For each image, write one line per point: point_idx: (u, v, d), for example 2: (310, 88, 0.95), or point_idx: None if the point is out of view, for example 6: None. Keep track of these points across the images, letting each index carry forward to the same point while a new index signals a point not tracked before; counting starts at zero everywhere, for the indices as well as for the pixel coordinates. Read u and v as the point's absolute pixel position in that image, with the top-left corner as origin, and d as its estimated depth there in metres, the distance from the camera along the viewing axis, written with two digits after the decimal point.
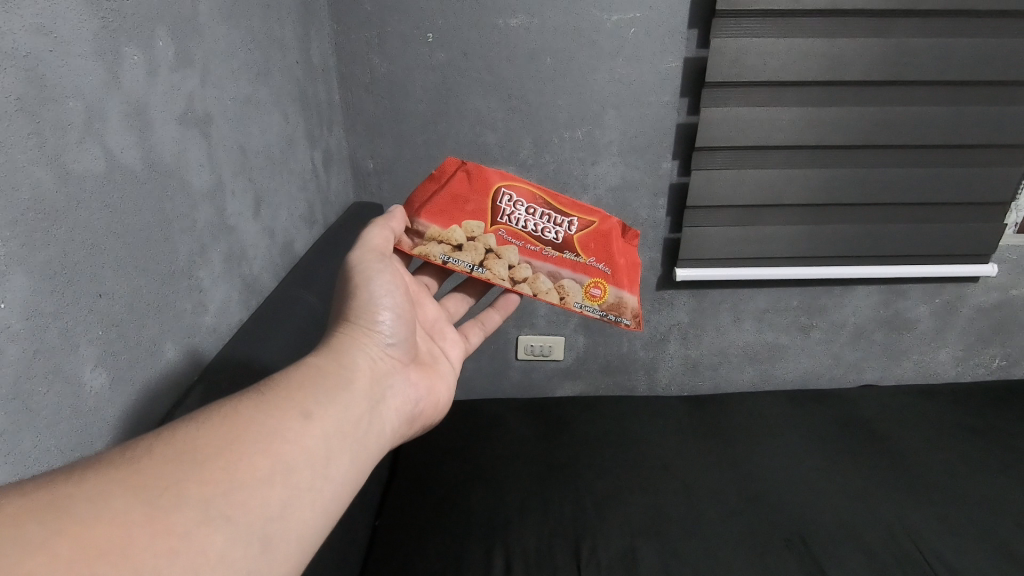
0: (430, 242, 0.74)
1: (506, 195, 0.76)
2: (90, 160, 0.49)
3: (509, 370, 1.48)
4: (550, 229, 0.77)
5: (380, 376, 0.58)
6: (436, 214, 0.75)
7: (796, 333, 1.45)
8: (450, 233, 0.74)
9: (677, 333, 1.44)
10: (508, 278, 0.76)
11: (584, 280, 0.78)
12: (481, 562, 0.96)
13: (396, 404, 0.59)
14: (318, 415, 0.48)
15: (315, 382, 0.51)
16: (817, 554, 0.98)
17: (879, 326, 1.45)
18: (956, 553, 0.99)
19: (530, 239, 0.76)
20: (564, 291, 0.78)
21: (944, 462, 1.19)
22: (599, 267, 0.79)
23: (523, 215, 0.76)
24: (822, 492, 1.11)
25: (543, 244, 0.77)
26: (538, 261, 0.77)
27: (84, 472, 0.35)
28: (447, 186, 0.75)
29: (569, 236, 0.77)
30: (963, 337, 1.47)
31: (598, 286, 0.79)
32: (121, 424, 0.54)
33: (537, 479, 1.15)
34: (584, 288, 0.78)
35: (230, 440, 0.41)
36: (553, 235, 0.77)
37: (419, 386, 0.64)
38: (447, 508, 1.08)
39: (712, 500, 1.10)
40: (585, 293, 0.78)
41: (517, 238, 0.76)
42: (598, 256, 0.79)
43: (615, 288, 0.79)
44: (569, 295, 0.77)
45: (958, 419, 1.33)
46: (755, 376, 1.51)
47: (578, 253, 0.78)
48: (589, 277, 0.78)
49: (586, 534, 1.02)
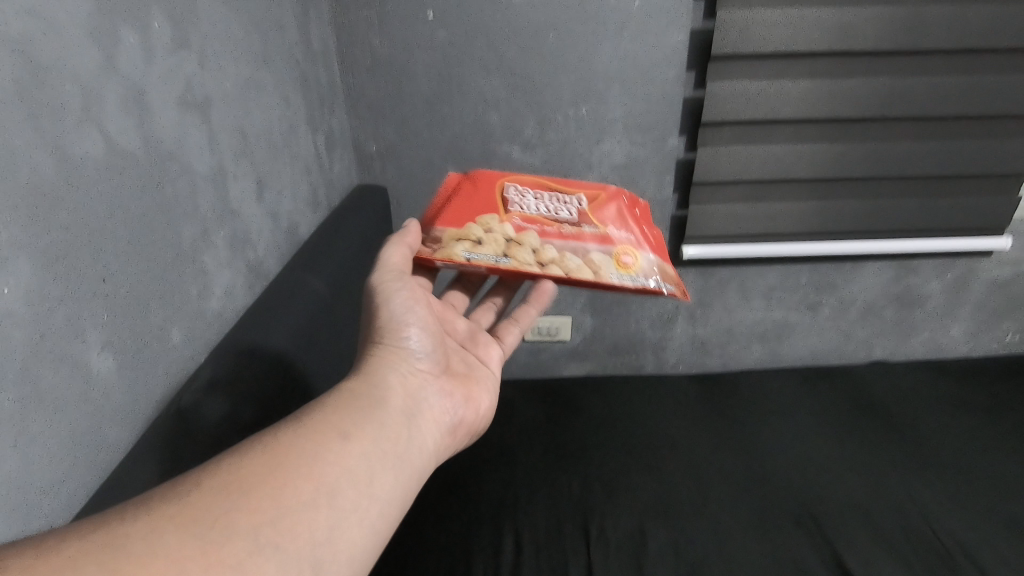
0: (449, 243, 0.73)
1: (512, 189, 0.81)
2: (89, 144, 0.49)
3: (517, 352, 1.48)
4: (559, 210, 0.80)
5: (415, 391, 0.57)
6: (451, 219, 0.76)
7: (805, 310, 1.43)
8: (468, 231, 0.74)
9: (685, 311, 1.43)
10: (537, 261, 0.72)
11: (612, 250, 0.76)
12: (491, 543, 0.97)
13: (434, 416, 0.58)
14: (357, 436, 0.48)
15: (350, 403, 0.51)
16: (828, 532, 0.98)
17: (890, 302, 1.43)
18: (968, 531, 0.98)
19: (544, 221, 0.77)
20: (596, 264, 0.74)
21: (954, 439, 1.18)
22: (622, 237, 0.78)
23: (532, 203, 0.80)
24: (831, 469, 1.12)
25: (558, 224, 0.77)
26: (560, 239, 0.76)
27: (130, 511, 0.36)
28: (455, 195, 0.81)
29: (580, 214, 0.80)
30: (974, 312, 1.45)
31: (630, 254, 0.76)
32: (132, 408, 0.54)
33: (546, 461, 1.15)
34: (614, 256, 0.75)
35: (272, 465, 0.42)
36: (566, 213, 0.79)
37: (458, 397, 0.63)
38: (457, 489, 1.08)
39: (723, 479, 1.10)
40: (617, 263, 0.75)
41: (533, 224, 0.77)
42: (615, 223, 0.80)
43: (646, 253, 0.77)
44: (603, 268, 0.74)
45: (971, 394, 1.32)
46: (764, 355, 1.50)
47: (597, 226, 0.78)
48: (615, 246, 0.76)
49: (596, 513, 1.03)
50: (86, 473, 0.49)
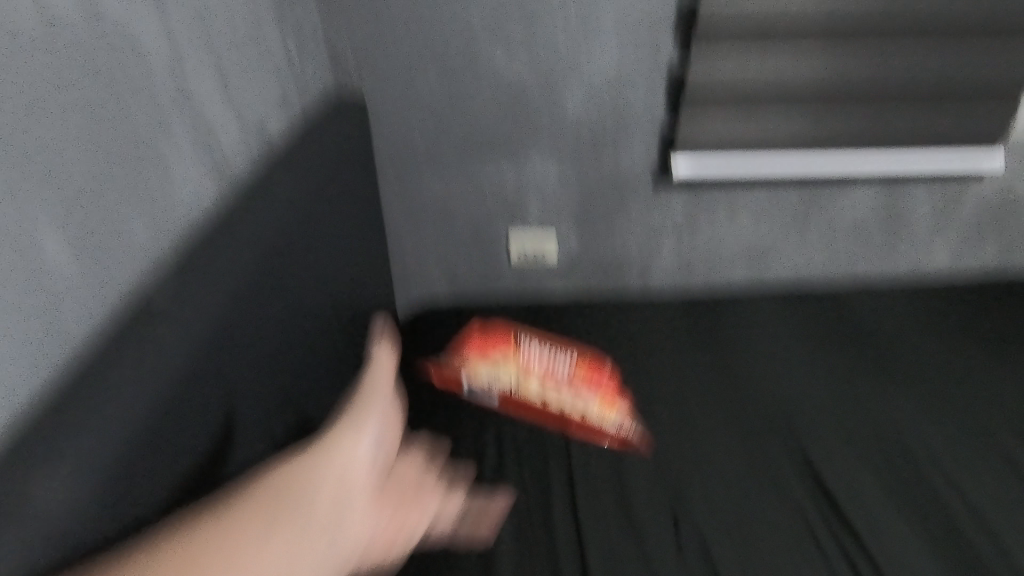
0: (480, 376, 1.15)
1: (523, 338, 1.25)
2: (22, 9, 0.48)
3: (501, 273, 1.46)
4: (557, 374, 1.15)
5: (353, 480, 0.58)
6: (479, 353, 1.21)
7: (792, 230, 1.42)
8: (492, 366, 1.17)
9: (671, 230, 1.41)
10: (539, 398, 1.11)
11: (594, 402, 1.10)
12: (480, 451, 1.03)
13: (364, 523, 0.57)
14: (280, 525, 0.50)
15: (284, 486, 0.53)
16: (801, 442, 1.04)
17: (878, 222, 1.42)
18: (929, 444, 1.04)
19: (547, 377, 1.15)
20: (580, 408, 1.09)
21: (928, 356, 1.21)
22: (599, 389, 1.14)
23: (537, 351, 1.21)
24: (807, 385, 1.15)
25: (556, 383, 1.13)
26: (558, 391, 1.12)
27: None
28: (482, 338, 1.26)
29: (570, 380, 1.14)
30: (960, 234, 1.45)
31: (608, 413, 1.08)
32: (91, 290, 0.56)
33: (531, 372, 1.16)
34: (595, 403, 1.10)
35: (187, 558, 0.46)
36: (559, 377, 1.15)
37: (388, 512, 0.63)
38: (442, 402, 1.11)
39: (702, 393, 1.13)
40: (598, 407, 1.09)
41: (540, 379, 1.14)
42: (598, 401, 1.11)
43: (618, 407, 1.10)
44: (587, 412, 1.08)
45: (951, 312, 1.33)
46: (749, 277, 1.49)
47: (580, 377, 1.16)
48: (594, 395, 1.12)
49: (580, 423, 1.07)
50: (44, 344, 0.51)
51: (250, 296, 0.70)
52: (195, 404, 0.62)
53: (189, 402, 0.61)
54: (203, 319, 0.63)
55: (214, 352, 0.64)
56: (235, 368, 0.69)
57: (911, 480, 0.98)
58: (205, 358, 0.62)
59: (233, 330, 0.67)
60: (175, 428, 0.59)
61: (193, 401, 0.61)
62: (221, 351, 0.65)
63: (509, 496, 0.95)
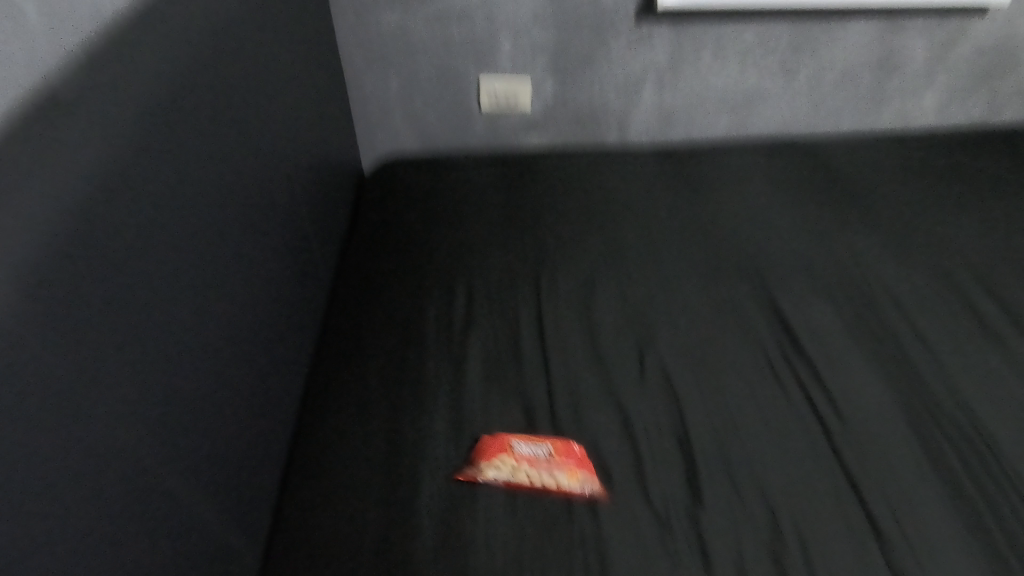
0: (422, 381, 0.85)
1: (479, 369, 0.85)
2: None
3: (472, 123, 1.39)
4: (539, 447, 0.77)
5: None
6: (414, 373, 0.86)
7: (779, 76, 1.35)
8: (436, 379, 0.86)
9: (654, 76, 1.33)
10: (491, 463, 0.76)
11: (557, 476, 0.74)
12: (445, 294, 1.00)
13: None
14: None
15: None
16: (767, 280, 1.01)
17: (869, 68, 1.36)
18: (901, 282, 1.00)
19: (529, 458, 0.77)
20: (538, 482, 0.74)
21: (903, 196, 1.19)
22: (571, 472, 0.74)
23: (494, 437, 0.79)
24: (781, 229, 1.12)
25: (537, 462, 0.76)
26: (536, 469, 0.75)
27: None
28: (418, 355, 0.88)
29: (553, 453, 0.77)
30: (951, 82, 1.40)
31: (574, 476, 0.74)
32: (27, 62, 0.43)
33: (497, 223, 1.15)
34: (559, 479, 0.74)
35: None
36: (542, 453, 0.77)
37: None
38: (408, 252, 1.09)
39: (673, 238, 1.10)
40: (562, 486, 0.74)
41: (523, 460, 0.76)
42: (569, 471, 0.75)
43: (586, 471, 0.75)
44: (562, 485, 0.73)
45: (932, 160, 1.30)
46: (730, 129, 1.44)
47: (551, 456, 0.76)
48: (562, 475, 0.74)
49: (548, 267, 1.05)
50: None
51: (195, 93, 0.66)
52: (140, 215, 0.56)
53: (152, 175, 0.57)
54: (154, 84, 0.58)
55: (166, 128, 0.60)
56: (194, 166, 0.65)
57: (883, 309, 0.96)
58: (159, 133, 0.59)
59: (181, 119, 0.63)
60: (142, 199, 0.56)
61: (156, 177, 0.58)
62: (175, 135, 0.61)
63: (480, 328, 0.94)
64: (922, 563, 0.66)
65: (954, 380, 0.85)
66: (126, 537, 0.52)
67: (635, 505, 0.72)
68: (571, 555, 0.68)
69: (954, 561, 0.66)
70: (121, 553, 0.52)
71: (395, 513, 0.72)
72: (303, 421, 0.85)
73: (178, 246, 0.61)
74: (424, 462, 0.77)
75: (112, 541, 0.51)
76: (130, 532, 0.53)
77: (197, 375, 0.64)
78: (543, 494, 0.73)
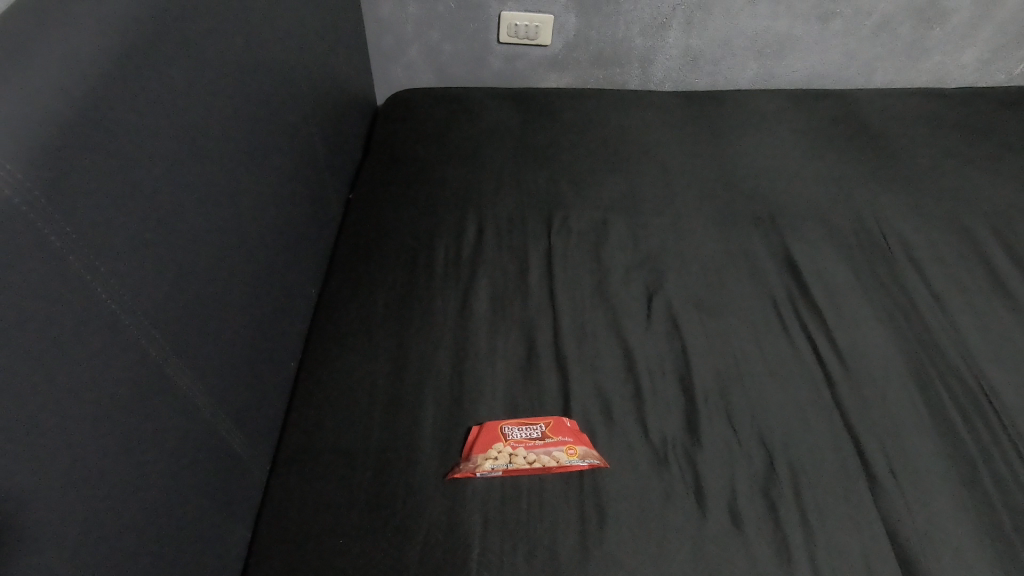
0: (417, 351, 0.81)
1: None
2: None
3: (489, 56, 1.35)
4: (531, 429, 0.73)
5: None
6: None
7: (814, 21, 1.30)
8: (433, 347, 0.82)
9: (681, 15, 1.28)
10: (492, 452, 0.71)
11: (557, 451, 0.71)
12: (454, 226, 0.99)
13: None
14: None
15: None
16: (781, 228, 1.00)
17: (909, 16, 1.29)
18: (919, 236, 0.98)
19: (523, 442, 0.72)
20: (542, 462, 0.70)
21: (931, 151, 1.15)
22: (569, 448, 0.71)
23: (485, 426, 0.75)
24: (801, 178, 1.09)
25: (532, 444, 0.72)
26: (532, 452, 0.71)
27: None
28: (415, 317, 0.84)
29: (547, 432, 0.73)
30: (996, 34, 1.33)
31: (572, 453, 0.71)
32: None
33: (510, 159, 1.12)
34: (559, 455, 0.71)
35: None
36: (536, 434, 0.73)
37: None
38: (418, 182, 1.07)
39: (689, 182, 1.08)
40: (563, 460, 0.70)
41: (518, 445, 0.72)
42: (567, 448, 0.71)
43: (583, 445, 0.72)
44: (562, 464, 0.70)
45: (966, 115, 1.25)
46: (757, 74, 1.39)
47: (546, 434, 0.73)
48: (560, 449, 0.71)
49: (560, 207, 1.03)
50: None
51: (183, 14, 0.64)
52: (141, 132, 0.56)
53: (144, 84, 0.57)
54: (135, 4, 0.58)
55: (158, 42, 0.60)
56: (191, 76, 0.64)
57: (897, 264, 0.94)
58: (148, 50, 0.58)
59: (173, 36, 0.62)
60: (135, 104, 0.55)
61: (150, 94, 0.58)
62: (168, 49, 0.61)
63: (488, 262, 0.94)
64: (910, 505, 0.68)
65: (961, 334, 0.84)
66: (137, 431, 0.54)
67: (632, 438, 0.74)
68: (566, 482, 0.70)
69: (942, 505, 0.68)
70: (133, 445, 0.54)
71: (397, 443, 0.73)
72: (308, 345, 0.86)
73: (179, 167, 0.61)
74: (427, 389, 0.78)
75: (123, 436, 0.53)
76: (140, 430, 0.55)
77: (202, 285, 0.65)
78: (544, 474, 0.70)
